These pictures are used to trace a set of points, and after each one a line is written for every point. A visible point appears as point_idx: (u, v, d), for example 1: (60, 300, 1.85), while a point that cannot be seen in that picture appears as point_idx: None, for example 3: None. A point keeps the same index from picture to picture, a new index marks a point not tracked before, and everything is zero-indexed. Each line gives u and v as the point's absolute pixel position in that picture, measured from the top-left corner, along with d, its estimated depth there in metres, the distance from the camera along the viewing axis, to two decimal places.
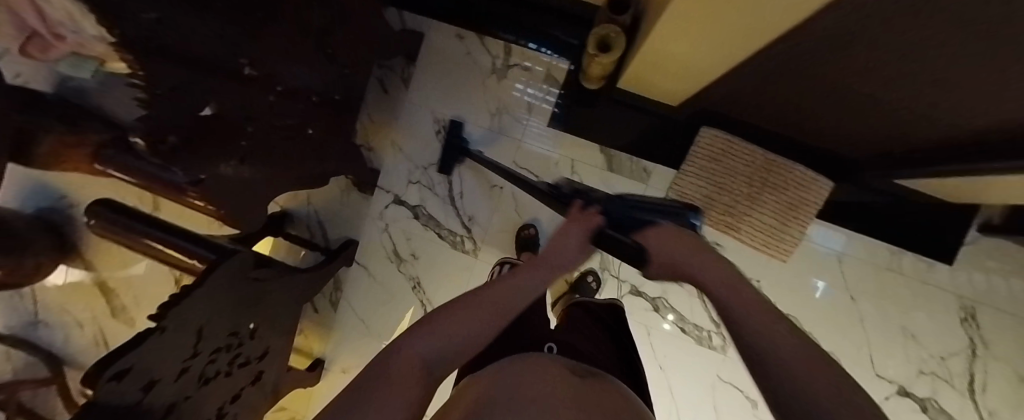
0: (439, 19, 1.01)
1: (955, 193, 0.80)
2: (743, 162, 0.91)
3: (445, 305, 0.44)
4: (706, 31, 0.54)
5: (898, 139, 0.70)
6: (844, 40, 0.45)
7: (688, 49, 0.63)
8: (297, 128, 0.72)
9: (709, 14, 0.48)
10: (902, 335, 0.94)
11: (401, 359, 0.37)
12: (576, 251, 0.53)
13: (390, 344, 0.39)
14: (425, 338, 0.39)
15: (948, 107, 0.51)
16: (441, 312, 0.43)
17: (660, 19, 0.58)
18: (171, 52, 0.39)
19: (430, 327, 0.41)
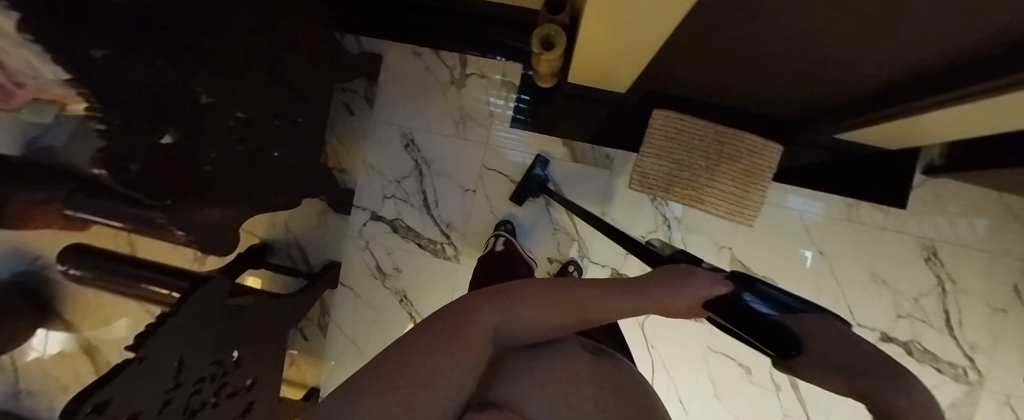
0: (394, 40, 1.06)
1: (891, 138, 0.85)
2: (696, 136, 0.96)
3: (524, 282, 0.36)
4: (625, 15, 0.59)
5: (827, 94, 0.76)
6: (741, 4, 0.49)
7: (619, 37, 0.69)
8: (263, 152, 0.75)
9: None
10: (875, 283, 0.97)
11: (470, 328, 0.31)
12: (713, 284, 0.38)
13: (460, 305, 0.33)
14: (499, 306, 0.34)
15: (847, 55, 0.56)
16: (519, 289, 0.35)
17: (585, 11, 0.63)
18: (124, 86, 0.43)
19: (506, 301, 0.34)
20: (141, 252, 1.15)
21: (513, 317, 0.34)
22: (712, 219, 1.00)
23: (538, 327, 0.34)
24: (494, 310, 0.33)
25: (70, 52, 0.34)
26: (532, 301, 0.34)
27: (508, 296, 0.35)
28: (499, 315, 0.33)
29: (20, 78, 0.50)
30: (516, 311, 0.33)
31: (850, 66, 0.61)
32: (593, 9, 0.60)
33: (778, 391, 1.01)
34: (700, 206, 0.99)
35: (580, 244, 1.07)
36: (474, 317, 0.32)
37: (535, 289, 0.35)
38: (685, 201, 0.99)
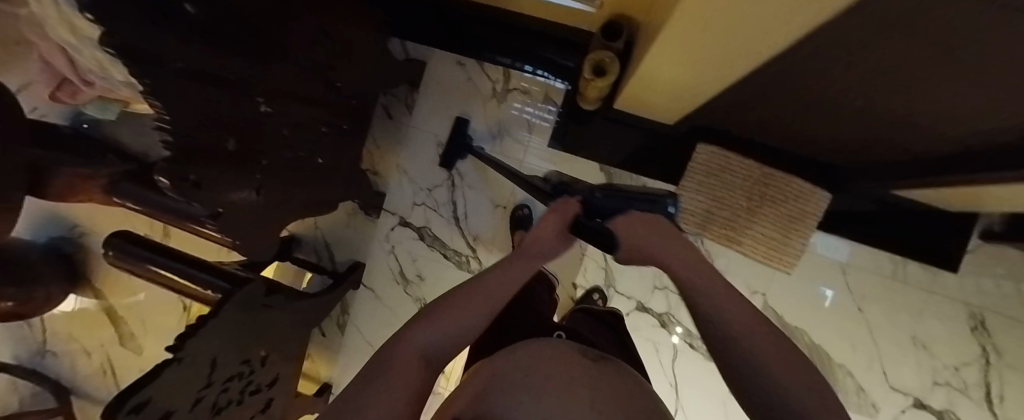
0: (439, 48, 1.06)
1: (951, 201, 0.81)
2: (739, 176, 0.93)
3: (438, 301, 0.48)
4: (696, 54, 0.57)
5: (885, 147, 0.72)
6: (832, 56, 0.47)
7: (679, 72, 0.67)
8: (308, 159, 0.74)
9: (699, 32, 0.49)
10: (914, 346, 0.93)
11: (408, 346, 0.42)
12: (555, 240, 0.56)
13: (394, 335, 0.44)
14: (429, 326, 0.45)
15: (924, 113, 0.53)
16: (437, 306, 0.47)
17: (654, 48, 0.61)
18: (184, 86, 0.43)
19: (429, 320, 0.45)
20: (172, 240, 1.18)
21: (441, 327, 0.45)
22: (747, 261, 0.97)
23: (458, 329, 0.46)
24: (423, 331, 0.44)
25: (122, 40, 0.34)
26: (447, 314, 0.46)
27: (428, 318, 0.46)
28: (430, 333, 0.44)
29: (91, 77, 0.51)
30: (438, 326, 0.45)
31: (921, 123, 0.58)
32: (661, 44, 0.58)
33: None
34: (736, 247, 0.96)
35: (607, 271, 1.04)
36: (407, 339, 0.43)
37: (448, 301, 0.48)
38: (721, 240, 0.96)
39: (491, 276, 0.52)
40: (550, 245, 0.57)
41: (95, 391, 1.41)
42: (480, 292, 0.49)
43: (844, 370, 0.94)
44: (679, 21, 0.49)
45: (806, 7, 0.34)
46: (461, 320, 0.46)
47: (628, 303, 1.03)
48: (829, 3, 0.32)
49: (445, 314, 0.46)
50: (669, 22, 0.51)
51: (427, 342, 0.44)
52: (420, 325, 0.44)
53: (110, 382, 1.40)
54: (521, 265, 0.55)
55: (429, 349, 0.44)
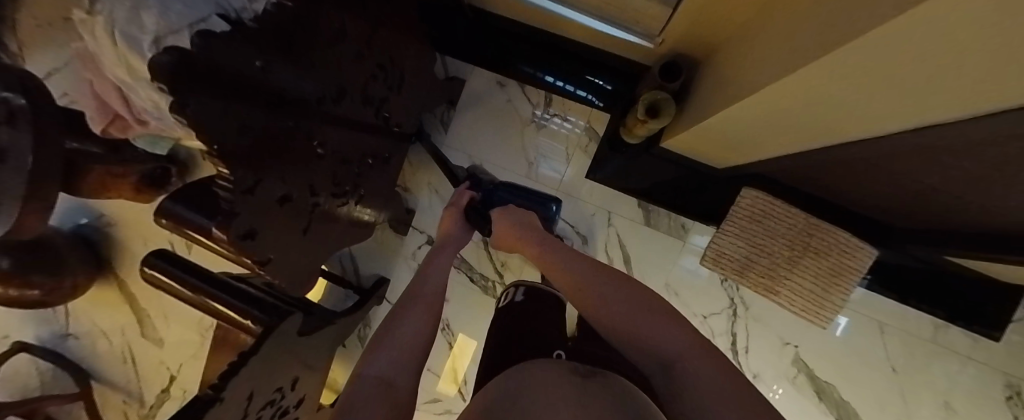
0: (481, 66, 1.02)
1: (1005, 273, 0.79)
2: (784, 225, 0.90)
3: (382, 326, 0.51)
4: (781, 118, 0.54)
5: (947, 218, 0.69)
6: (944, 146, 0.43)
7: (745, 129, 0.65)
8: (351, 191, 0.72)
9: (795, 101, 0.47)
10: (944, 410, 0.91)
11: (375, 380, 0.42)
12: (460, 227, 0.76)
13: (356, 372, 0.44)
14: (383, 355, 0.46)
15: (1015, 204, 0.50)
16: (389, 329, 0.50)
17: (732, 103, 0.58)
18: (245, 142, 0.41)
19: (383, 347, 0.47)
20: (194, 253, 1.20)
21: (395, 347, 0.47)
22: (781, 310, 0.96)
23: (404, 342, 0.49)
24: (382, 360, 0.45)
25: (193, 110, 0.32)
26: (389, 337, 0.49)
27: (383, 345, 0.47)
28: (385, 359, 0.45)
29: (144, 115, 0.49)
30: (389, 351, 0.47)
31: (1003, 208, 0.55)
32: (739, 107, 0.56)
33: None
34: (772, 297, 0.93)
35: None
36: (365, 369, 0.44)
37: (386, 324, 0.51)
38: (758, 289, 0.94)
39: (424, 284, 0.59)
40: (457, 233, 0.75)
41: (115, 377, 1.43)
42: (421, 306, 0.54)
43: None
44: (773, 90, 0.47)
45: (947, 115, 0.32)
46: (405, 334, 0.50)
47: None
48: (987, 122, 0.29)
49: (396, 335, 0.49)
50: (760, 91, 0.49)
51: (386, 364, 0.45)
52: (384, 354, 0.46)
53: (130, 369, 1.42)
54: (438, 266, 0.64)
55: (395, 375, 0.44)
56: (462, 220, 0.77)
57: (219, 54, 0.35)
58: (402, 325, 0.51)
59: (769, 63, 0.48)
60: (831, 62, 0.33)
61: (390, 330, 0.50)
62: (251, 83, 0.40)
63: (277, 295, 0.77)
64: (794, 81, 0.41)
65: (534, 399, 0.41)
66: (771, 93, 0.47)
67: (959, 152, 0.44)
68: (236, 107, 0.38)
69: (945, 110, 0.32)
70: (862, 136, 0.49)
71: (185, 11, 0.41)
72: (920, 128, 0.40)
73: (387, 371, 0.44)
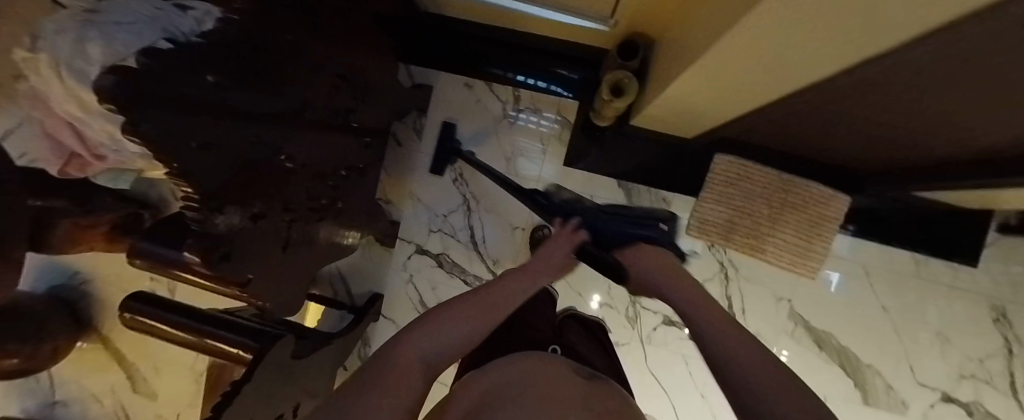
0: (446, 71, 1.03)
1: (969, 200, 0.82)
2: (759, 185, 0.93)
3: (436, 308, 0.51)
4: (731, 79, 0.56)
5: (911, 153, 0.72)
6: (886, 77, 0.45)
7: (703, 95, 0.67)
8: (328, 205, 0.71)
9: (740, 57, 0.49)
10: (938, 341, 0.94)
11: (407, 354, 0.43)
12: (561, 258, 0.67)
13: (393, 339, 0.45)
14: (426, 333, 0.46)
15: (963, 127, 0.53)
16: (444, 310, 0.50)
17: (685, 70, 0.60)
18: (210, 161, 0.41)
19: (431, 327, 0.47)
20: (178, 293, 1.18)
21: (441, 331, 0.47)
22: (770, 268, 0.97)
23: (456, 328, 0.48)
24: (426, 335, 0.46)
25: (156, 130, 0.33)
26: (444, 322, 0.48)
27: (429, 323, 0.48)
28: (429, 338, 0.46)
29: (102, 150, 0.47)
30: (442, 330, 0.47)
31: (953, 132, 0.58)
32: (692, 73, 0.58)
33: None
34: (760, 256, 0.95)
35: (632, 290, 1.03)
36: (405, 345, 0.44)
37: (445, 307, 0.50)
38: (746, 250, 0.95)
39: (499, 288, 0.56)
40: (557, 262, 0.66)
41: None
42: (475, 303, 0.52)
43: (871, 369, 0.94)
44: (716, 50, 0.49)
45: (876, 39, 0.33)
46: (461, 331, 0.49)
47: (655, 318, 1.02)
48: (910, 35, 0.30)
49: (440, 324, 0.48)
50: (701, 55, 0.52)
51: (430, 343, 0.46)
52: (427, 330, 0.46)
53: None
54: (522, 281, 0.60)
55: (428, 357, 0.44)
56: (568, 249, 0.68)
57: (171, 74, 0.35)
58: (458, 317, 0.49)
59: (709, 27, 0.51)
60: (759, 12, 0.35)
61: (441, 310, 0.49)
62: (212, 102, 0.40)
63: (268, 323, 0.75)
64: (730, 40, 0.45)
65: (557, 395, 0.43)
66: (715, 55, 0.50)
67: (902, 83, 0.47)
68: (198, 125, 0.38)
69: (874, 35, 0.33)
70: (806, 81, 0.52)
71: None
72: (858, 62, 0.42)
73: (428, 348, 0.45)
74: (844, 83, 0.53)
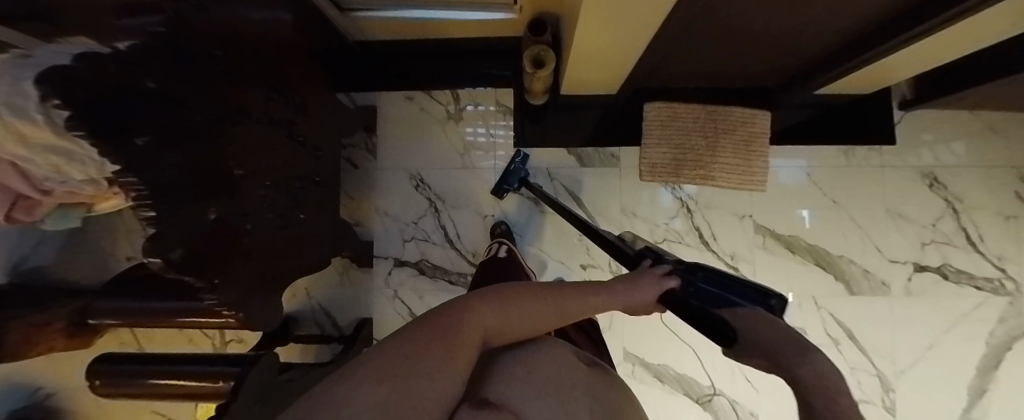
0: (385, 90, 1.11)
1: (859, 84, 0.94)
2: (691, 120, 1.02)
3: (510, 288, 0.40)
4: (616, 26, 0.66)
5: (802, 51, 0.82)
6: None
7: (605, 49, 0.76)
8: (289, 216, 0.73)
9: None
10: (892, 217, 1.00)
11: (471, 328, 0.34)
12: (638, 297, 0.44)
13: (460, 303, 0.36)
14: (493, 308, 0.37)
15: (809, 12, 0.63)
16: (518, 290, 0.40)
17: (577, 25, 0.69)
18: (158, 163, 0.44)
19: (502, 303, 0.38)
20: (147, 344, 1.14)
21: (509, 321, 0.38)
22: (724, 193, 1.04)
23: (522, 318, 0.39)
24: (492, 310, 0.37)
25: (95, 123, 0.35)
26: (520, 302, 0.39)
27: (501, 297, 0.39)
28: (494, 314, 0.37)
29: (48, 185, 0.50)
30: (507, 312, 0.38)
31: (809, 22, 0.68)
32: (582, 27, 0.67)
33: (861, 352, 0.98)
34: (712, 182, 1.02)
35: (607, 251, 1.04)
36: (471, 316, 0.35)
37: (525, 292, 0.40)
38: (697, 180, 1.02)
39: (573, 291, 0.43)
40: (631, 296, 0.43)
41: None
42: (547, 295, 0.41)
43: (845, 260, 0.99)
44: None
45: None
46: (529, 325, 0.39)
47: None
48: None
49: (509, 310, 0.38)
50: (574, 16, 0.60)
51: (493, 321, 0.37)
52: (497, 304, 0.38)
53: None
54: (597, 301, 0.43)
55: (485, 337, 0.36)
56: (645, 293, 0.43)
57: None
58: (529, 312, 0.39)
59: None
60: None
61: (522, 291, 0.40)
62: (158, 106, 0.43)
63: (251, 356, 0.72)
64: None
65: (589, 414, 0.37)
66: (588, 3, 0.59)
67: None
68: (144, 123, 0.41)
69: None
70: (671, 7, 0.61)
71: None
72: None
73: (489, 327, 0.36)
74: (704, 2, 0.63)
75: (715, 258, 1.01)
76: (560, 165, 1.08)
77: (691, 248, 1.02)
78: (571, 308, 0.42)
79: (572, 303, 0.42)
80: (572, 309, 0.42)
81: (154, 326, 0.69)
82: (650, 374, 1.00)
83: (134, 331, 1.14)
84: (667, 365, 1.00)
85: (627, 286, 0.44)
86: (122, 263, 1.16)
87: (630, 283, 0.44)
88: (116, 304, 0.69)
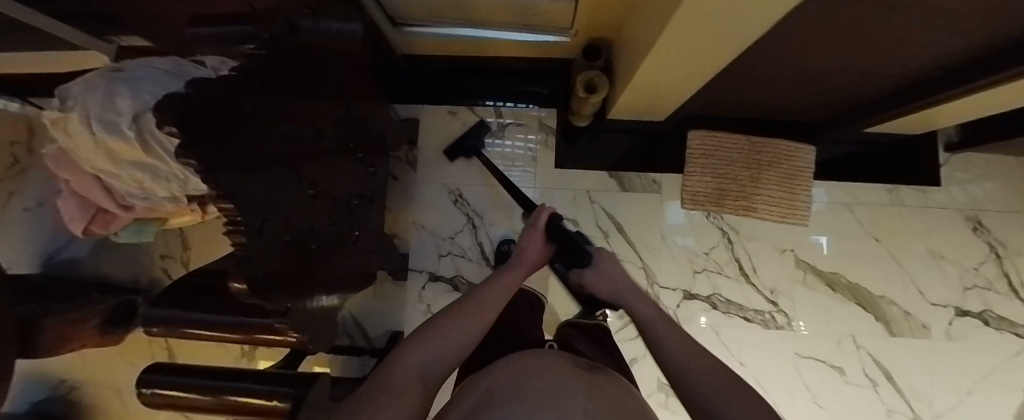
0: (429, 104, 1.12)
1: (908, 125, 0.94)
2: (734, 150, 1.02)
3: (430, 320, 0.47)
4: (681, 65, 0.66)
5: (856, 91, 0.82)
6: (804, 31, 0.56)
7: (660, 83, 0.77)
8: (346, 233, 0.73)
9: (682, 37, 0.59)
10: (932, 258, 1.00)
11: (402, 370, 0.39)
12: (538, 250, 0.63)
13: (390, 357, 0.42)
14: (421, 347, 0.43)
15: (878, 57, 0.64)
16: (441, 318, 0.47)
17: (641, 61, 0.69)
18: (250, 188, 0.44)
19: (426, 337, 0.44)
20: (178, 354, 1.13)
21: (441, 349, 0.43)
22: (764, 225, 1.03)
23: (453, 338, 0.45)
24: (421, 349, 0.42)
25: (199, 155, 0.35)
26: (441, 329, 0.45)
27: (427, 333, 0.44)
28: (426, 351, 0.42)
29: (132, 199, 0.51)
30: (434, 340, 0.44)
31: (872, 67, 0.69)
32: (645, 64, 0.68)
33: (899, 396, 0.96)
34: (754, 214, 1.01)
35: (641, 276, 1.03)
36: (401, 361, 0.41)
37: (444, 315, 0.47)
38: (738, 211, 1.02)
39: (482, 292, 0.51)
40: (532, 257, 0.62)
41: None
42: (467, 310, 0.48)
43: (886, 300, 0.99)
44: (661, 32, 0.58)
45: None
46: (462, 340, 0.45)
47: (676, 295, 1.02)
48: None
49: (439, 336, 0.44)
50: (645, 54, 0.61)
51: (427, 355, 0.42)
52: (421, 340, 0.43)
53: None
54: (508, 280, 0.55)
55: (429, 373, 0.41)
56: (542, 242, 0.64)
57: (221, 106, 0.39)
58: (458, 327, 0.46)
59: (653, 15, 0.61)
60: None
61: (443, 320, 0.46)
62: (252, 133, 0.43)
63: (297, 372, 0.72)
64: (669, 36, 0.52)
65: (560, 385, 0.39)
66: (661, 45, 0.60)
67: (816, 36, 0.58)
68: (234, 148, 0.41)
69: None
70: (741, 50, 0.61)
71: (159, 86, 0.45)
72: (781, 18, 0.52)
73: (425, 363, 0.41)
74: (773, 45, 0.63)
75: (755, 291, 1.00)
76: (600, 188, 1.07)
77: (731, 280, 1.01)
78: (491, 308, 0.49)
79: (490, 304, 0.50)
80: (494, 311, 0.50)
81: (207, 339, 0.69)
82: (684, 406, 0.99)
83: (168, 342, 1.13)
84: None
85: (519, 256, 0.61)
86: (157, 261, 1.15)
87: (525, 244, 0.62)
88: (169, 313, 0.69)
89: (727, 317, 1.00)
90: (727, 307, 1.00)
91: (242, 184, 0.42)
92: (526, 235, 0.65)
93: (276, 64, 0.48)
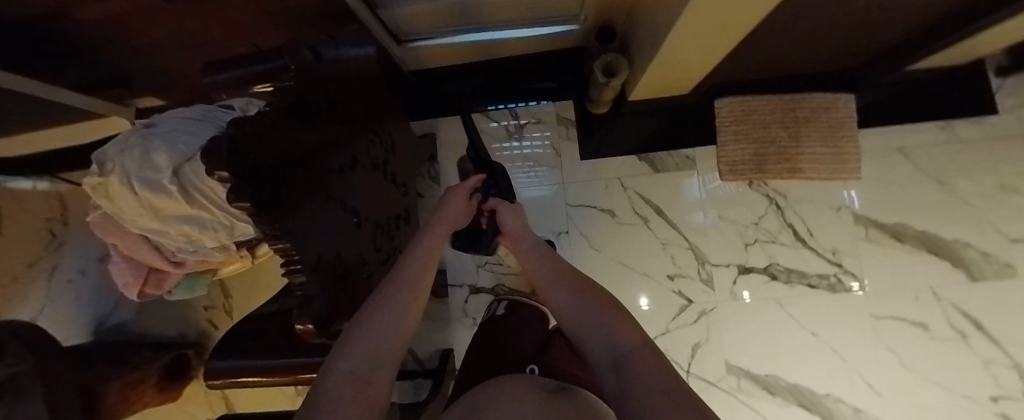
0: (443, 116, 1.10)
1: (955, 57, 0.88)
2: (766, 112, 0.96)
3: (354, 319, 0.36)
4: (708, 38, 0.62)
5: (896, 32, 0.77)
6: None
7: (685, 59, 0.73)
8: (392, 256, 0.71)
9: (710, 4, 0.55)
10: (1006, 191, 0.93)
11: (338, 377, 0.27)
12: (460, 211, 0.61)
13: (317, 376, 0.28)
14: (358, 345, 0.31)
15: None
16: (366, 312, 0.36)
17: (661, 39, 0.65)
18: (302, 225, 0.41)
19: (356, 335, 0.32)
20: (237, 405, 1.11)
21: (379, 339, 0.33)
22: (813, 185, 0.98)
23: (390, 324, 0.35)
24: (357, 347, 0.31)
25: (259, 200, 0.33)
26: (373, 317, 0.35)
27: (355, 332, 0.33)
28: (359, 348, 0.31)
29: (181, 254, 0.51)
30: (367, 329, 0.33)
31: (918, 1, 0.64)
32: (670, 44, 0.64)
33: (995, 345, 0.89)
34: (800, 175, 0.95)
35: (688, 256, 0.99)
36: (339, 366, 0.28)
37: (373, 302, 0.37)
38: (783, 175, 0.96)
39: (408, 266, 0.44)
40: (455, 216, 0.59)
41: None
42: (396, 286, 0.40)
43: (960, 243, 0.92)
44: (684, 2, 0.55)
45: None
46: (396, 326, 0.35)
47: (730, 272, 0.97)
48: None
49: (372, 323, 0.34)
50: (676, 26, 0.57)
51: (360, 352, 0.30)
52: (356, 335, 0.32)
53: None
54: (429, 242, 0.51)
55: (373, 375, 0.29)
56: (464, 200, 0.62)
57: (270, 147, 0.37)
58: (388, 312, 0.36)
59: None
60: None
61: (373, 308, 0.36)
62: (294, 167, 0.41)
63: None
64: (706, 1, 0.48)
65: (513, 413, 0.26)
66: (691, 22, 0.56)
67: None
68: (290, 187, 0.40)
69: None
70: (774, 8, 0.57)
71: (192, 135, 0.44)
72: None
73: (360, 359, 0.29)
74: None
75: (815, 256, 0.95)
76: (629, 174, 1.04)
77: (788, 247, 0.96)
78: (413, 276, 0.43)
79: (410, 272, 0.43)
80: (423, 285, 0.43)
81: (264, 383, 0.67)
82: (758, 387, 0.92)
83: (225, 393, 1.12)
84: (776, 375, 0.92)
85: (436, 215, 0.57)
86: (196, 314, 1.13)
87: (443, 202, 0.60)
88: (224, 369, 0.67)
89: (789, 289, 0.95)
90: (786, 278, 0.95)
91: (297, 225, 0.40)
92: (450, 194, 0.62)
93: (308, 95, 0.45)
